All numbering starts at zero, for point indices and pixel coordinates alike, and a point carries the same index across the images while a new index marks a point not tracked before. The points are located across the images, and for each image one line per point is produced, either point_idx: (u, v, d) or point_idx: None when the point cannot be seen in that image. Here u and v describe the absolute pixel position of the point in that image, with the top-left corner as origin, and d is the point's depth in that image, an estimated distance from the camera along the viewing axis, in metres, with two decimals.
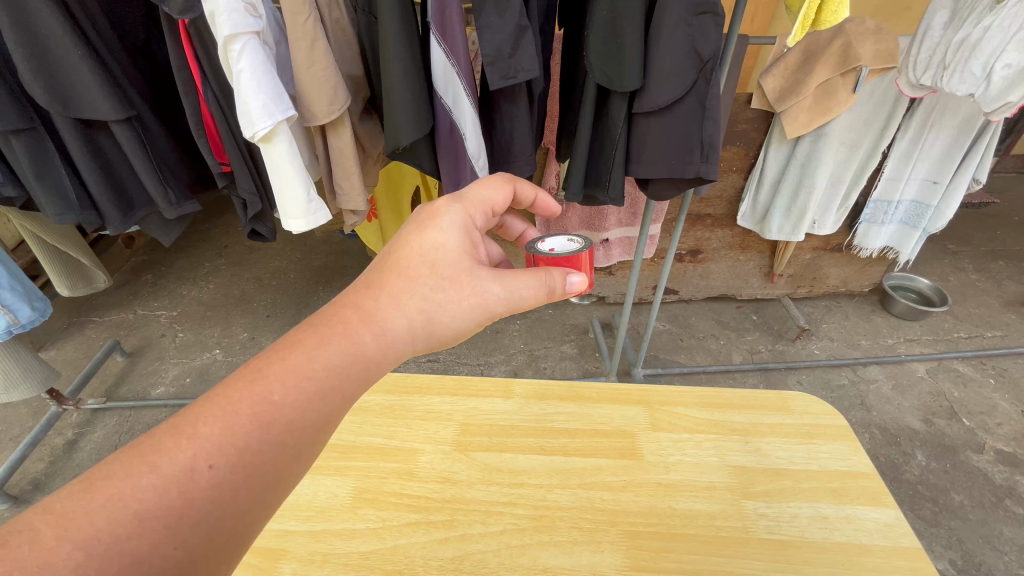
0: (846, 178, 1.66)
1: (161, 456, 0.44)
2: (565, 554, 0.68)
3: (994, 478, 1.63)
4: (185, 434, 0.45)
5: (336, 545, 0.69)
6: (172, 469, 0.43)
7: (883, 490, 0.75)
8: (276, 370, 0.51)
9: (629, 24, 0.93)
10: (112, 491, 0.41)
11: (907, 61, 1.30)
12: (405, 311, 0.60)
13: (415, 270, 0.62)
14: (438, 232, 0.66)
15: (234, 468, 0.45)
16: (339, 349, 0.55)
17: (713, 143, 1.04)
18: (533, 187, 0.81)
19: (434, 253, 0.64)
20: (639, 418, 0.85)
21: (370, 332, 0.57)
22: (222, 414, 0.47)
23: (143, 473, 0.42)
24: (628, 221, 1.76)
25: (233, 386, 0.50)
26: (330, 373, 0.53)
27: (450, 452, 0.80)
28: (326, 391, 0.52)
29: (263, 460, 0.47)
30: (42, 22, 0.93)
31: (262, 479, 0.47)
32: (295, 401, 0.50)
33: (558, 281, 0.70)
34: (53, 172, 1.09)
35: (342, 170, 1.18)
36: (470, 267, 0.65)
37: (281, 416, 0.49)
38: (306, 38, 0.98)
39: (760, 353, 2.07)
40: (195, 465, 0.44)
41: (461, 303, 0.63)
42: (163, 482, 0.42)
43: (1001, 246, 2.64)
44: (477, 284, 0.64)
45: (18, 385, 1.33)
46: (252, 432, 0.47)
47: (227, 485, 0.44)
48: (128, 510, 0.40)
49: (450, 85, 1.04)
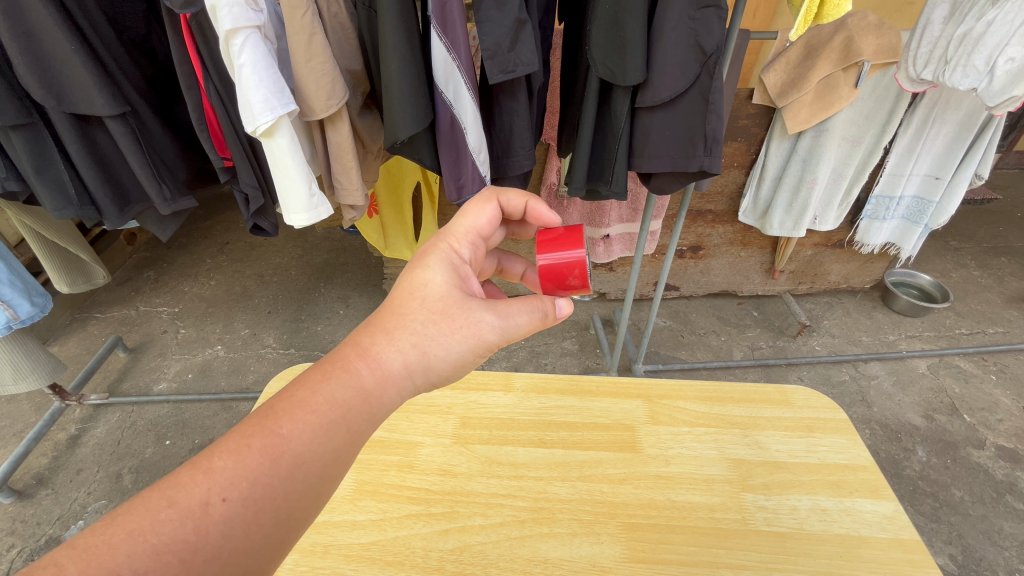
0: (847, 173, 1.66)
1: (178, 490, 0.44)
2: (565, 546, 0.68)
3: (994, 474, 1.63)
4: (201, 468, 0.46)
5: (337, 537, 0.69)
6: (188, 503, 0.44)
7: (881, 483, 0.76)
8: (284, 406, 0.51)
9: (631, 17, 0.93)
10: (132, 524, 0.42)
11: (907, 56, 1.30)
12: (406, 344, 0.59)
13: (409, 305, 0.61)
14: (431, 266, 0.65)
15: (246, 502, 0.46)
16: (340, 385, 0.55)
17: (716, 137, 1.04)
18: (522, 196, 0.76)
19: (432, 284, 0.63)
20: (638, 411, 0.86)
21: (370, 366, 0.57)
22: (236, 449, 0.48)
23: (161, 507, 0.43)
24: (628, 217, 1.76)
25: (245, 424, 0.50)
26: (331, 408, 0.53)
27: (451, 445, 0.80)
28: (330, 426, 0.52)
29: (273, 496, 0.47)
30: (36, 16, 0.93)
31: (273, 515, 0.47)
32: (301, 437, 0.50)
33: (548, 305, 0.70)
34: (51, 167, 1.09)
35: (341, 165, 1.18)
36: (463, 297, 0.63)
37: (290, 452, 0.49)
38: (304, 32, 0.98)
39: (761, 349, 2.07)
40: (209, 499, 0.45)
41: (459, 332, 0.61)
42: (180, 516, 0.43)
43: (1003, 242, 2.64)
44: (471, 313, 0.62)
45: (26, 377, 1.34)
46: (260, 466, 0.47)
47: (239, 521, 0.45)
48: (146, 544, 0.41)
49: (450, 79, 1.04)
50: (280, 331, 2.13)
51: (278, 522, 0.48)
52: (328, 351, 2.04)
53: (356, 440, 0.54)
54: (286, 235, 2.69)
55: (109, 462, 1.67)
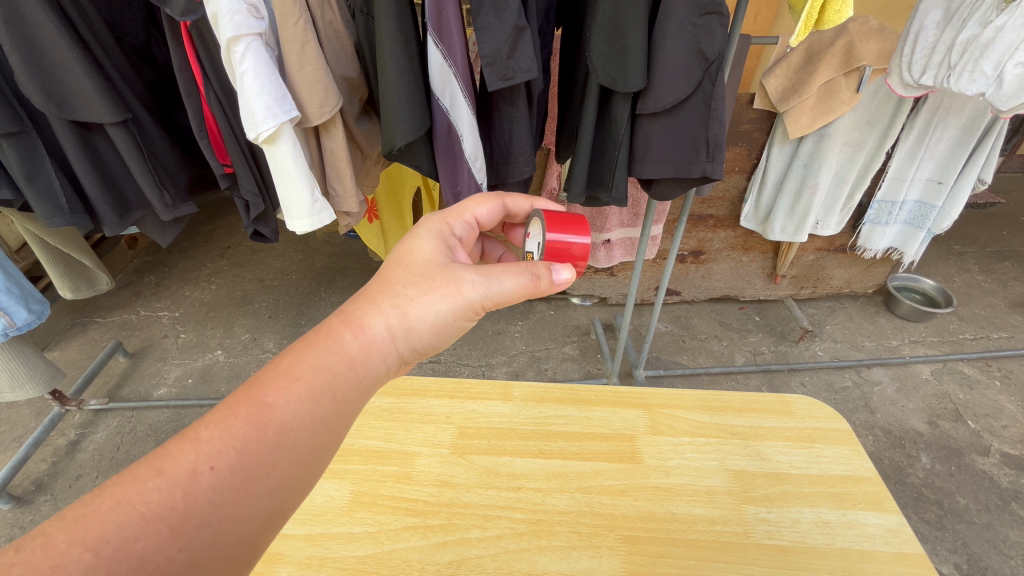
0: (849, 178, 1.65)
1: (165, 461, 0.44)
2: (563, 559, 0.68)
3: (999, 481, 1.61)
4: (188, 439, 0.46)
5: (333, 549, 0.68)
6: (176, 472, 0.44)
7: (885, 495, 0.74)
8: (267, 375, 0.52)
9: (631, 25, 0.92)
10: (119, 494, 0.42)
11: (899, 61, 1.26)
12: (389, 314, 0.59)
13: (394, 274, 0.62)
14: (418, 237, 0.67)
15: (235, 470, 0.46)
16: (323, 351, 0.55)
17: (718, 142, 1.03)
18: (525, 199, 0.80)
19: (412, 259, 0.64)
20: (638, 422, 0.85)
21: (354, 333, 0.57)
22: (221, 418, 0.48)
23: (149, 477, 0.43)
24: (629, 222, 1.75)
25: (229, 395, 0.50)
26: (313, 375, 0.53)
27: (449, 455, 0.80)
28: (315, 390, 0.52)
29: (262, 462, 0.47)
30: (37, 24, 0.93)
31: (262, 482, 0.47)
32: (288, 403, 0.50)
33: (543, 269, 0.66)
34: (43, 175, 1.09)
35: (337, 171, 1.18)
36: (447, 263, 0.63)
37: (276, 417, 0.49)
38: (297, 40, 0.98)
39: (763, 354, 2.06)
40: (197, 467, 0.45)
41: (443, 295, 0.60)
42: (168, 485, 0.43)
43: (1007, 247, 2.62)
44: (453, 274, 0.62)
45: (23, 385, 1.34)
46: (245, 432, 0.47)
47: (227, 488, 0.45)
48: (134, 512, 0.41)
49: (449, 85, 1.04)
50: (280, 335, 2.12)
51: (268, 491, 0.47)
52: None
53: (342, 406, 0.53)
54: (287, 239, 2.69)
55: (108, 467, 1.66)
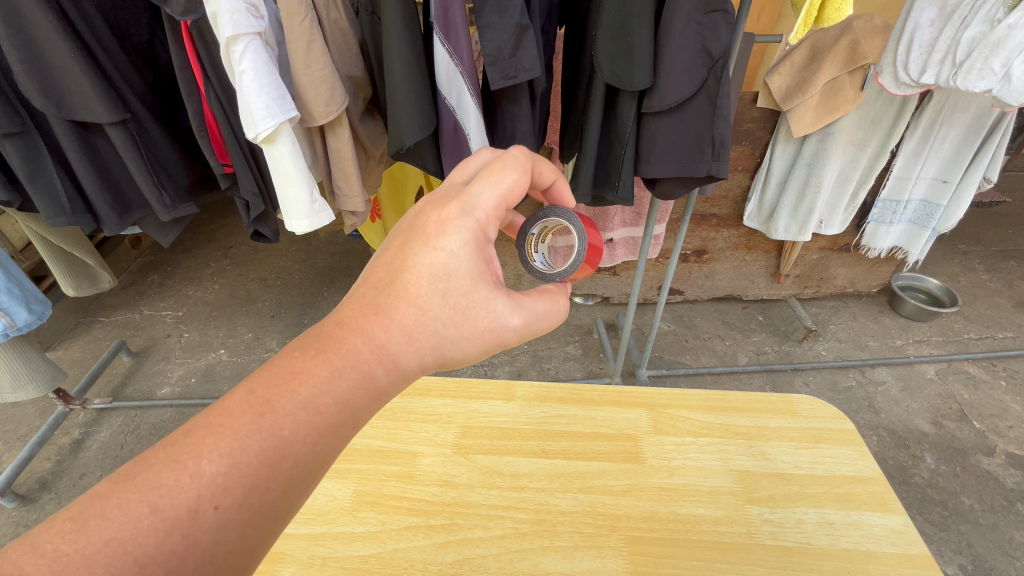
0: (854, 177, 1.64)
1: (162, 495, 0.41)
2: (566, 560, 0.67)
3: (1005, 482, 1.61)
4: (187, 469, 0.43)
5: (336, 549, 0.68)
6: (175, 512, 0.41)
7: (891, 496, 0.74)
8: (284, 404, 0.48)
9: (637, 23, 0.92)
10: (109, 533, 0.39)
11: (892, 61, 1.24)
12: (417, 345, 0.56)
13: (427, 296, 0.57)
14: (457, 245, 0.58)
15: (241, 509, 0.43)
16: (349, 384, 0.51)
17: (724, 142, 1.02)
18: (554, 169, 0.71)
19: (446, 280, 0.57)
20: (641, 421, 0.85)
21: (381, 362, 0.54)
22: (228, 449, 0.45)
23: (143, 514, 0.40)
24: (632, 221, 1.75)
25: (238, 417, 0.46)
26: (336, 410, 0.50)
27: (451, 455, 0.79)
28: (335, 426, 0.50)
29: (272, 500, 0.45)
30: (36, 25, 0.93)
31: (270, 517, 0.45)
32: (306, 439, 0.48)
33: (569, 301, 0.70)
34: (45, 175, 1.09)
35: (342, 170, 1.18)
36: (488, 292, 0.59)
37: (292, 454, 0.47)
38: (303, 39, 0.98)
39: (766, 354, 2.05)
40: (199, 506, 0.42)
41: (476, 334, 0.59)
42: (166, 526, 0.40)
43: (1012, 246, 2.60)
44: (492, 312, 0.59)
45: (25, 385, 1.35)
46: (258, 471, 0.45)
47: (233, 528, 0.43)
48: (128, 557, 0.39)
49: (455, 85, 1.04)
50: (282, 335, 2.12)
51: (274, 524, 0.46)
52: None
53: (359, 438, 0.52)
54: (290, 239, 2.69)
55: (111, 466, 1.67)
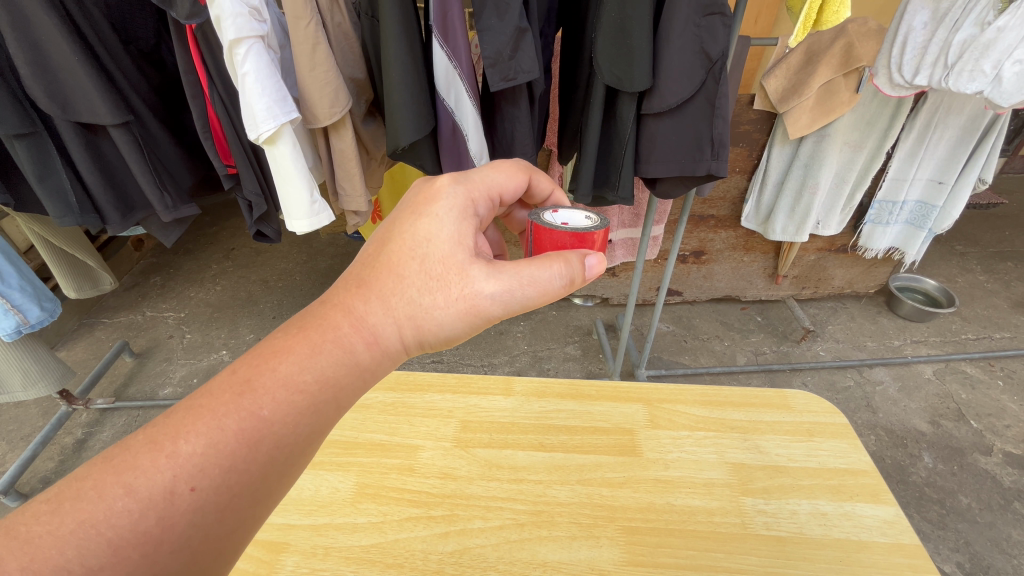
0: (850, 178, 1.66)
1: (139, 476, 0.43)
2: (563, 549, 0.69)
3: (1002, 480, 1.62)
4: (164, 451, 0.44)
5: (338, 539, 0.70)
6: (149, 492, 0.42)
7: (882, 487, 0.75)
8: (264, 382, 0.50)
9: (636, 25, 0.94)
10: (83, 515, 0.40)
11: (887, 62, 1.27)
12: (395, 317, 0.58)
13: (407, 267, 0.60)
14: (437, 219, 0.63)
15: (219, 491, 0.45)
16: (330, 359, 0.53)
17: (723, 141, 1.04)
18: (550, 180, 0.81)
19: (426, 250, 0.61)
20: (639, 415, 0.86)
21: (361, 337, 0.56)
22: (206, 429, 0.46)
23: (118, 496, 0.41)
24: (630, 223, 1.77)
25: (217, 398, 0.48)
26: (315, 390, 0.52)
27: (451, 448, 0.81)
28: (316, 405, 0.51)
29: (248, 479, 0.46)
30: (41, 28, 0.95)
31: (247, 498, 0.46)
32: (282, 418, 0.49)
33: (577, 267, 0.66)
34: (54, 175, 1.11)
35: (344, 171, 1.20)
36: (465, 260, 0.61)
37: (270, 432, 0.48)
38: (308, 42, 1.00)
39: (764, 354, 2.07)
40: (175, 488, 0.43)
41: (454, 304, 0.60)
42: (140, 506, 0.42)
43: (1010, 247, 2.62)
44: (469, 280, 0.60)
45: (37, 382, 1.36)
46: (234, 451, 0.46)
47: (210, 509, 0.44)
48: (102, 538, 0.40)
49: (453, 86, 1.06)
50: None
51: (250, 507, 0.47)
52: None
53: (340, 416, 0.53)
54: (292, 241, 2.71)
55: None
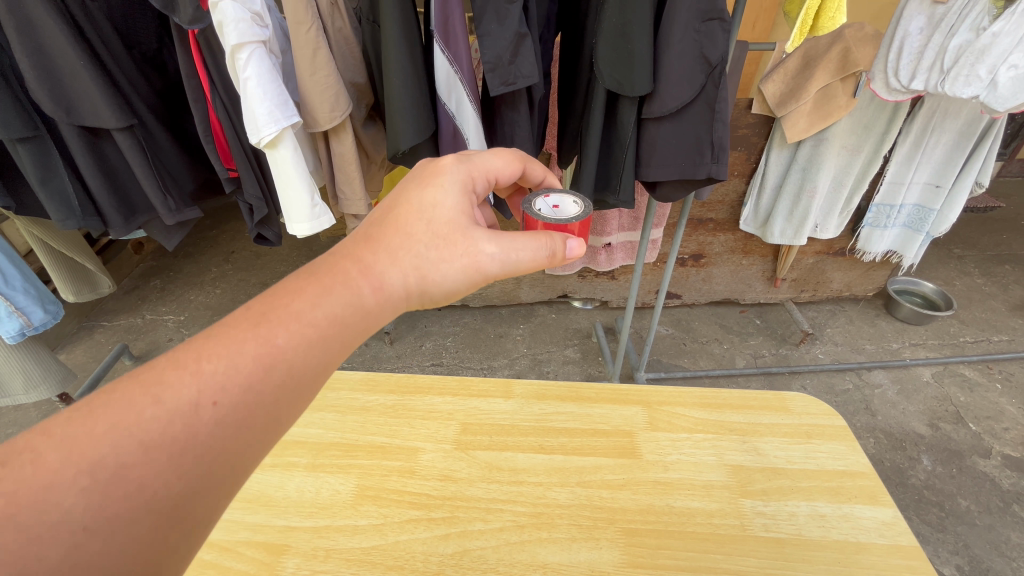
0: (848, 181, 1.67)
1: (165, 389, 0.43)
2: (563, 551, 0.69)
3: (1001, 483, 1.62)
4: (188, 369, 0.45)
5: (339, 541, 0.70)
6: (176, 403, 0.42)
7: (881, 489, 0.76)
8: (280, 315, 0.50)
9: (636, 31, 0.95)
10: (114, 419, 0.40)
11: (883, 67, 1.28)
12: (402, 269, 0.59)
13: (414, 226, 0.62)
14: (443, 186, 0.65)
15: (239, 408, 0.45)
16: (341, 299, 0.54)
17: (723, 145, 1.05)
18: (543, 169, 0.82)
19: (432, 211, 0.63)
20: (638, 418, 0.86)
21: (369, 283, 0.57)
22: (226, 352, 0.46)
23: (146, 404, 0.42)
24: (629, 226, 1.78)
25: (236, 328, 0.49)
26: (327, 324, 0.52)
27: (451, 451, 0.81)
28: (330, 338, 0.52)
29: (264, 401, 0.46)
30: (47, 32, 0.96)
31: (261, 420, 0.46)
32: (297, 348, 0.49)
33: (558, 244, 0.69)
34: (57, 178, 1.11)
35: (345, 175, 1.21)
36: (468, 225, 0.63)
37: (286, 360, 0.48)
38: (308, 47, 1.01)
39: (763, 357, 2.07)
40: (198, 401, 0.43)
41: (457, 261, 0.61)
42: (167, 414, 0.42)
43: (1007, 250, 2.63)
44: (471, 241, 0.63)
45: (37, 385, 1.36)
46: (253, 373, 0.46)
47: (229, 424, 0.44)
48: (132, 439, 0.40)
49: (453, 91, 1.07)
50: None
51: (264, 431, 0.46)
52: None
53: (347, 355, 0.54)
54: (291, 244, 2.71)
55: None
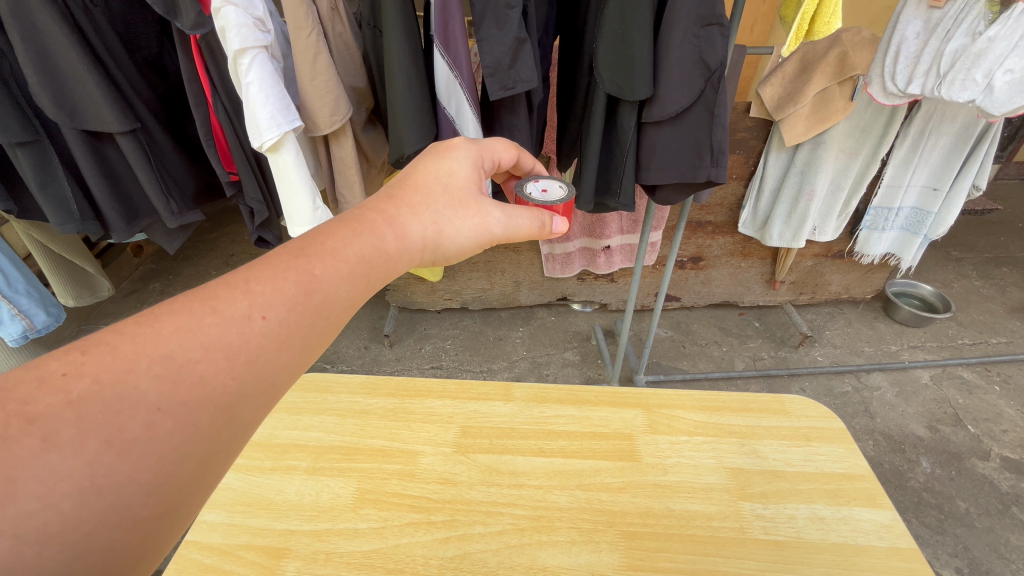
0: (846, 184, 1.68)
1: (221, 302, 0.44)
2: (564, 554, 0.69)
3: (999, 485, 1.62)
4: (239, 288, 0.45)
5: (339, 545, 0.70)
6: (231, 313, 0.43)
7: (879, 492, 0.76)
8: (319, 250, 0.51)
9: (636, 35, 0.96)
10: (178, 323, 0.41)
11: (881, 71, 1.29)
12: (422, 222, 0.60)
13: (432, 189, 0.64)
14: (457, 157, 0.68)
15: (286, 325, 0.45)
16: (369, 242, 0.55)
17: (722, 147, 1.05)
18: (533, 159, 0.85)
19: (447, 178, 0.65)
20: (638, 421, 0.87)
21: (393, 230, 0.58)
22: (271, 276, 0.47)
23: (204, 312, 0.42)
24: (629, 229, 1.79)
25: (279, 259, 0.49)
26: (362, 261, 0.53)
27: (451, 454, 0.81)
28: (364, 274, 0.53)
29: (307, 322, 0.47)
30: (50, 38, 0.96)
31: (299, 341, 0.46)
32: (335, 280, 0.50)
33: (546, 219, 0.75)
34: (55, 183, 1.12)
35: (345, 179, 1.21)
36: (479, 194, 0.67)
37: (323, 289, 0.49)
38: (309, 51, 1.01)
39: (762, 359, 2.08)
40: (251, 314, 0.44)
41: (469, 223, 0.64)
42: (223, 321, 0.42)
43: (1005, 253, 2.64)
44: (482, 207, 0.66)
45: None
46: (295, 296, 0.47)
47: (275, 338, 0.44)
48: (194, 338, 0.40)
49: (453, 96, 1.08)
50: None
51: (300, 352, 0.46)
52: (329, 361, 2.05)
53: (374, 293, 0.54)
54: None
55: None
